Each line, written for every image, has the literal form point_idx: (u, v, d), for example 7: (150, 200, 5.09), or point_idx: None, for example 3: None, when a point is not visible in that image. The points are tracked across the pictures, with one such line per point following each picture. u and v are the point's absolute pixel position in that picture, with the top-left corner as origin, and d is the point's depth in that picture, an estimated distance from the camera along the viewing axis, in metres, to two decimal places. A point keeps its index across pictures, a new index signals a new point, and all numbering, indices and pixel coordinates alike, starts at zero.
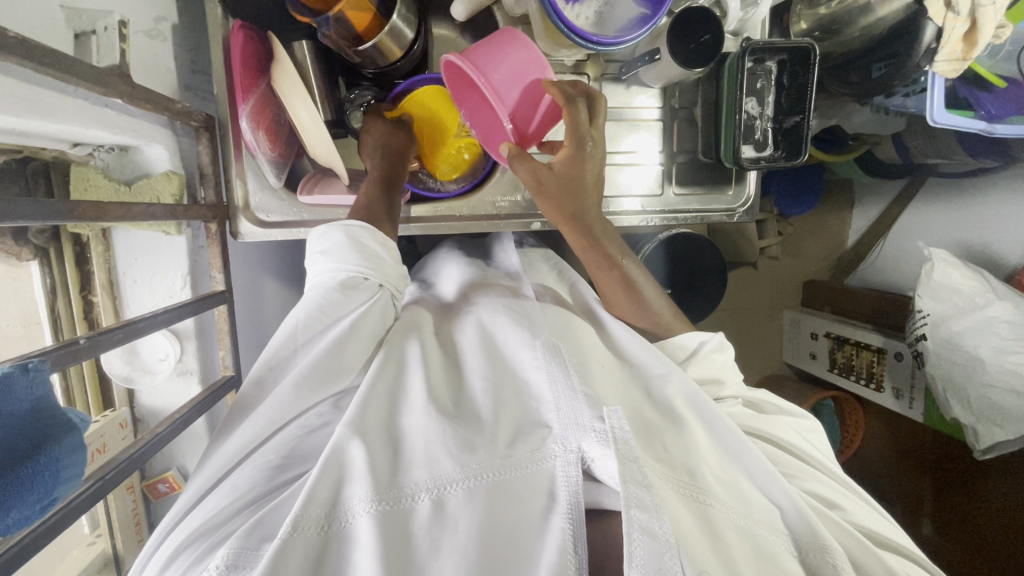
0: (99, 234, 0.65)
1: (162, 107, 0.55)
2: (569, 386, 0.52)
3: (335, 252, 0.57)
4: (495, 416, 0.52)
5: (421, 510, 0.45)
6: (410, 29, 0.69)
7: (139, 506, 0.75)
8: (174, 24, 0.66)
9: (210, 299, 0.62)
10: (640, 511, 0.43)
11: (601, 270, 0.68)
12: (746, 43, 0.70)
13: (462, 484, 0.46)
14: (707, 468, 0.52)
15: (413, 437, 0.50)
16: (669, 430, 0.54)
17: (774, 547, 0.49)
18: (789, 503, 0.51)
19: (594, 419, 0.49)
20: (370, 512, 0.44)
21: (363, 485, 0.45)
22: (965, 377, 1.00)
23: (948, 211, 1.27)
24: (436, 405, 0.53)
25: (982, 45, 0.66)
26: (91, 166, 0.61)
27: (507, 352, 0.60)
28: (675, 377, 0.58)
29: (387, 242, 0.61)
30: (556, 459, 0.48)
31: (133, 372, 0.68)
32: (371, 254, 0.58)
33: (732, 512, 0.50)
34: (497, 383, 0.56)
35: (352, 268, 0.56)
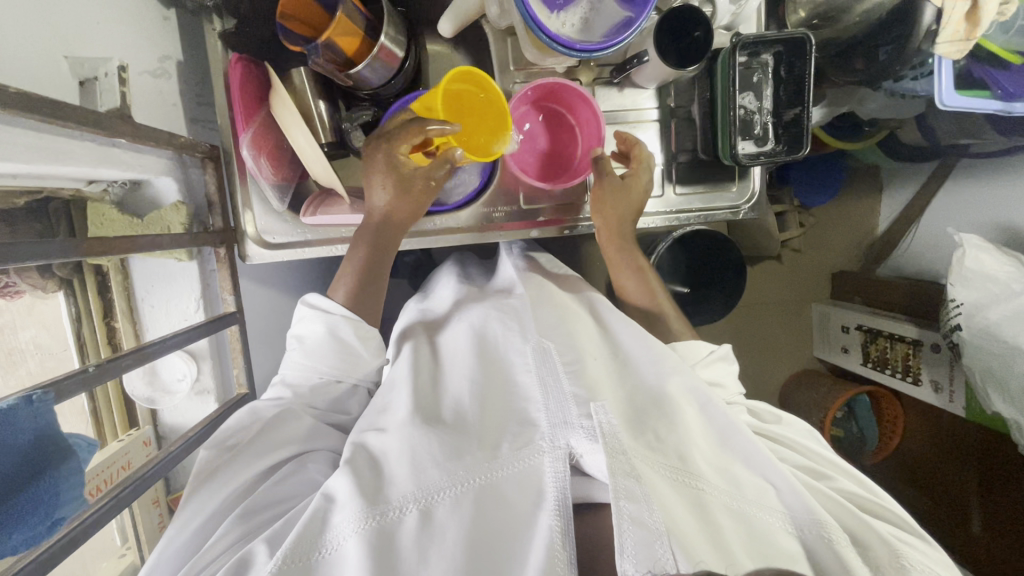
0: (117, 264, 0.69)
1: (165, 143, 0.58)
2: (560, 388, 0.55)
3: (312, 353, 0.63)
4: (481, 419, 0.56)
5: (409, 522, 0.49)
6: (400, 48, 0.71)
7: (165, 520, 0.79)
8: (178, 61, 0.70)
9: (223, 320, 0.66)
10: (629, 502, 0.45)
11: (624, 274, 0.79)
12: (736, 39, 0.69)
13: (450, 491, 0.50)
14: (699, 455, 0.53)
15: (395, 458, 0.53)
16: (662, 419, 0.55)
17: (768, 526, 0.51)
18: (783, 483, 0.52)
19: (581, 417, 0.51)
20: (359, 531, 0.47)
21: (353, 507, 0.49)
22: (1004, 369, 0.95)
23: (984, 191, 1.20)
24: (420, 418, 0.56)
25: (986, 24, 0.63)
26: (106, 201, 0.65)
27: (497, 356, 0.62)
28: (670, 370, 0.58)
29: (370, 335, 0.64)
30: (544, 455, 0.51)
31: (154, 393, 0.72)
32: (349, 357, 0.63)
33: (724, 495, 0.52)
34: (485, 386, 0.59)
35: (328, 373, 0.62)
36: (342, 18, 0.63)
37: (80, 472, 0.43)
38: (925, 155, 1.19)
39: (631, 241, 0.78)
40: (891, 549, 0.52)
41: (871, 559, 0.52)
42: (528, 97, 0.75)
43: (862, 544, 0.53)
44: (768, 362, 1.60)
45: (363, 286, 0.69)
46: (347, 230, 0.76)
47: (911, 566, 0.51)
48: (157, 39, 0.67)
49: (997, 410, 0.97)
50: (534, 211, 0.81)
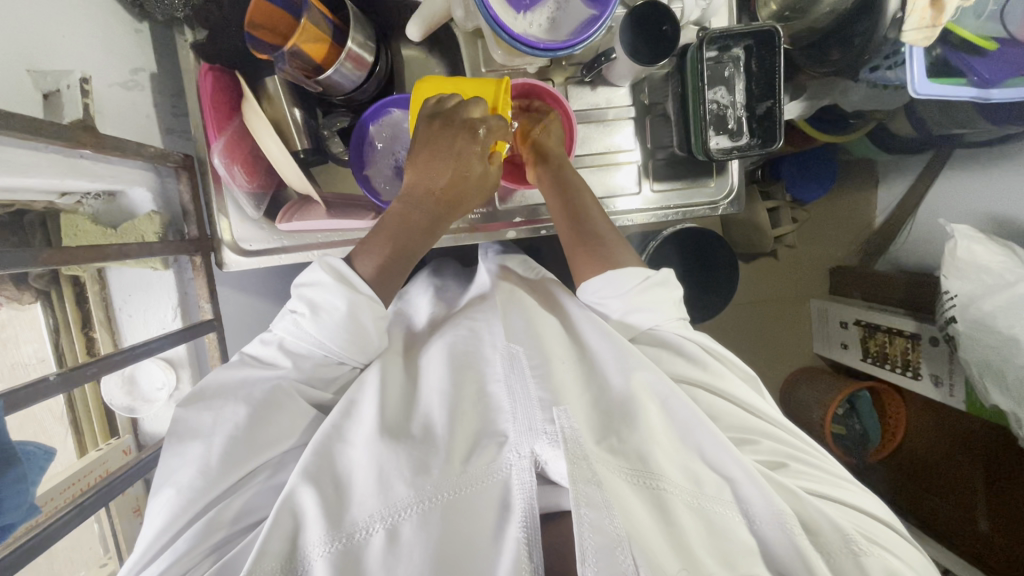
0: (95, 274, 0.70)
1: (133, 153, 0.59)
2: (526, 394, 0.54)
3: (323, 321, 0.58)
4: (449, 430, 0.54)
5: (376, 542, 0.48)
6: (369, 52, 0.72)
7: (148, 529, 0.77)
8: (152, 73, 0.72)
9: (198, 328, 0.67)
10: (589, 509, 0.44)
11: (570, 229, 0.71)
12: (702, 34, 0.68)
13: (415, 508, 0.49)
14: (662, 454, 0.53)
15: (358, 469, 0.52)
16: (623, 421, 0.55)
17: (730, 521, 0.52)
18: (745, 480, 0.53)
19: (545, 422, 0.51)
20: (325, 555, 0.48)
21: (318, 530, 0.49)
22: (1001, 361, 0.93)
23: (980, 182, 1.18)
24: (387, 432, 0.54)
25: (951, 9, 0.63)
26: (80, 213, 0.66)
27: (466, 357, 0.61)
28: (635, 370, 0.58)
29: (381, 317, 0.60)
30: (510, 467, 0.51)
31: (134, 402, 0.72)
32: (360, 333, 0.59)
33: (687, 494, 0.52)
34: (455, 397, 0.57)
35: (336, 350, 0.58)
36: (307, 25, 0.64)
37: (29, 478, 0.44)
38: (917, 146, 1.18)
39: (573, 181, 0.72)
40: (839, 530, 0.55)
41: (821, 543, 0.54)
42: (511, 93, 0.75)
43: (815, 531, 0.55)
44: (767, 360, 1.57)
45: (392, 262, 0.63)
46: (325, 236, 0.76)
47: (863, 552, 0.54)
48: (129, 52, 0.69)
49: (996, 403, 0.96)
50: (511, 212, 0.81)
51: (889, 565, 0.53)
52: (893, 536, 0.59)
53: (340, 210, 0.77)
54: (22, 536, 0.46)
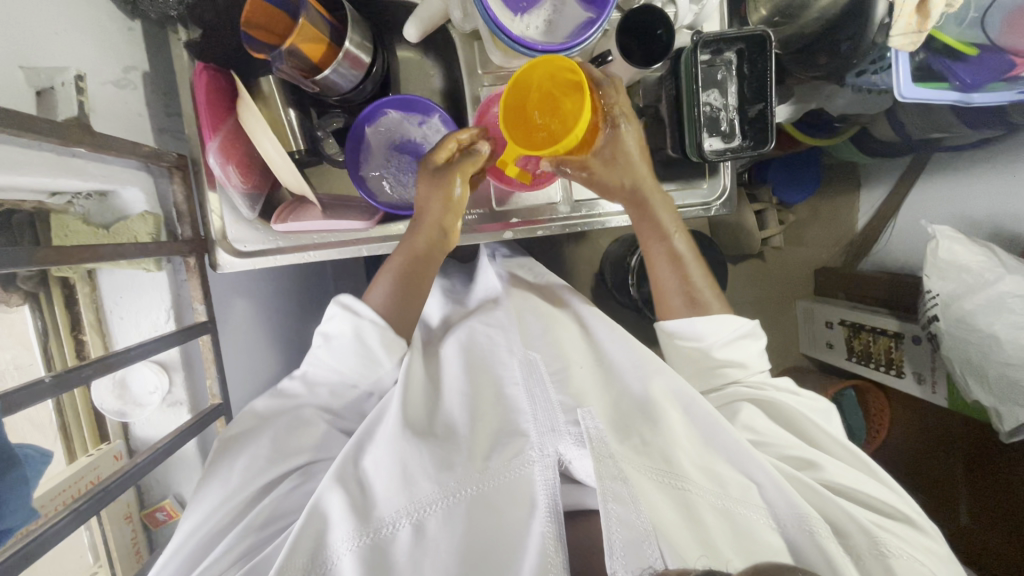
0: (85, 276, 0.69)
1: (127, 152, 0.59)
2: (545, 398, 0.59)
3: (333, 346, 0.65)
4: (471, 431, 0.59)
5: (403, 536, 0.51)
6: (366, 53, 0.72)
7: (138, 536, 0.75)
8: (144, 71, 0.70)
9: (192, 330, 0.66)
10: (616, 504, 0.47)
11: (653, 242, 0.76)
12: (697, 37, 0.69)
13: (439, 505, 0.53)
14: (686, 457, 0.56)
15: (379, 467, 0.56)
16: (647, 423, 0.58)
17: (756, 522, 0.54)
18: (767, 480, 0.55)
19: (568, 423, 0.55)
20: (353, 549, 0.50)
21: (345, 528, 0.52)
22: (983, 357, 0.95)
23: (957, 185, 1.22)
24: (413, 432, 0.58)
25: (936, 16, 0.63)
26: (70, 213, 0.65)
27: (488, 362, 0.66)
28: (654, 374, 0.63)
29: (391, 340, 0.66)
30: (534, 464, 0.54)
31: (125, 406, 0.71)
32: (368, 356, 0.65)
33: (711, 495, 0.54)
34: (474, 397, 0.62)
35: (349, 375, 0.66)
36: (305, 24, 0.64)
37: (23, 481, 0.43)
38: (898, 150, 1.21)
39: (653, 202, 0.75)
40: (856, 529, 0.58)
41: (848, 544, 0.57)
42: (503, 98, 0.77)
43: (844, 533, 0.58)
44: None
45: (403, 292, 0.72)
46: (320, 236, 0.76)
47: (890, 553, 0.56)
48: (121, 49, 0.67)
49: (977, 399, 0.99)
50: (508, 214, 0.82)
51: (916, 566, 0.56)
52: (928, 543, 0.60)
53: (336, 211, 0.77)
54: (13, 544, 0.45)
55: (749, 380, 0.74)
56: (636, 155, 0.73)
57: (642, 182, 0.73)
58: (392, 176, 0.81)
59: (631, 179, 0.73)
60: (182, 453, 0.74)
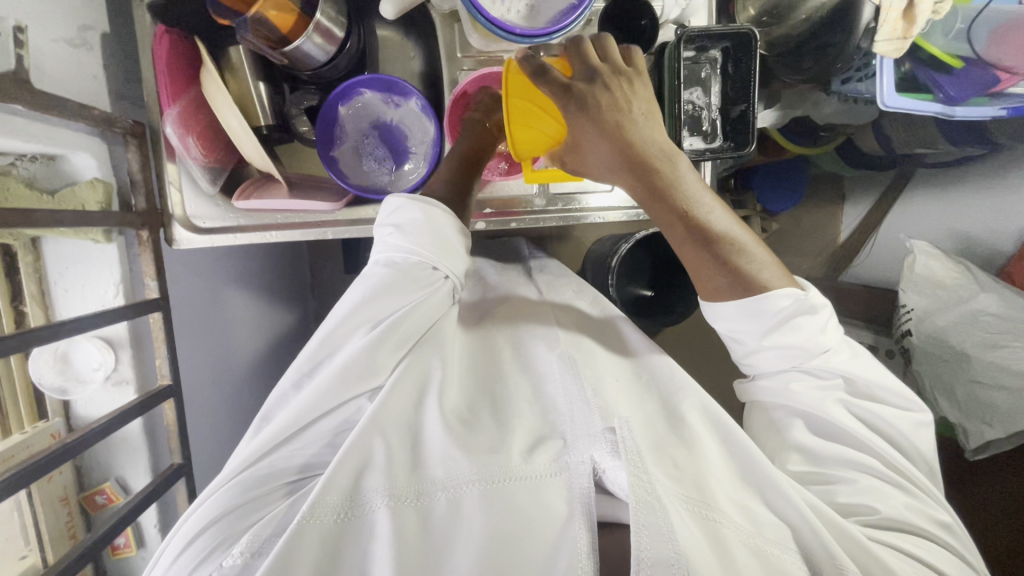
0: (27, 244, 0.65)
1: (72, 113, 0.55)
2: (583, 399, 0.56)
3: (409, 229, 0.59)
4: (514, 425, 0.56)
5: (439, 505, 0.49)
6: (341, 27, 0.69)
7: (75, 519, 0.71)
8: (103, 32, 0.66)
9: (138, 307, 0.62)
10: (645, 516, 0.44)
11: (682, 239, 0.58)
12: (681, 31, 0.67)
13: (477, 485, 0.50)
14: (719, 489, 0.52)
15: (432, 428, 0.54)
16: (683, 447, 0.56)
17: (789, 566, 0.49)
18: (801, 521, 0.51)
19: (606, 431, 0.51)
20: (387, 505, 0.48)
21: (381, 479, 0.50)
22: (953, 374, 0.95)
23: (939, 203, 1.22)
24: (454, 413, 0.56)
25: (921, 21, 0.64)
26: (12, 175, 0.60)
27: (536, 369, 0.64)
28: (692, 392, 0.62)
29: (461, 232, 0.63)
30: (569, 470, 0.51)
31: (66, 384, 0.68)
32: (446, 244, 0.60)
33: (744, 532, 0.49)
34: (512, 397, 0.60)
35: (422, 254, 0.58)
36: None
37: None
38: (883, 164, 1.20)
39: (668, 177, 0.56)
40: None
41: None
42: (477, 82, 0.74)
43: None
44: None
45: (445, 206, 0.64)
46: (283, 217, 0.74)
47: None
48: (76, 6, 0.63)
49: (945, 415, 0.98)
50: (482, 203, 0.80)
51: None
52: None
53: (304, 192, 0.75)
54: None
55: (811, 362, 0.59)
56: (639, 116, 0.56)
57: (644, 148, 0.55)
58: (368, 159, 0.78)
59: (636, 150, 0.55)
60: (126, 435, 0.71)
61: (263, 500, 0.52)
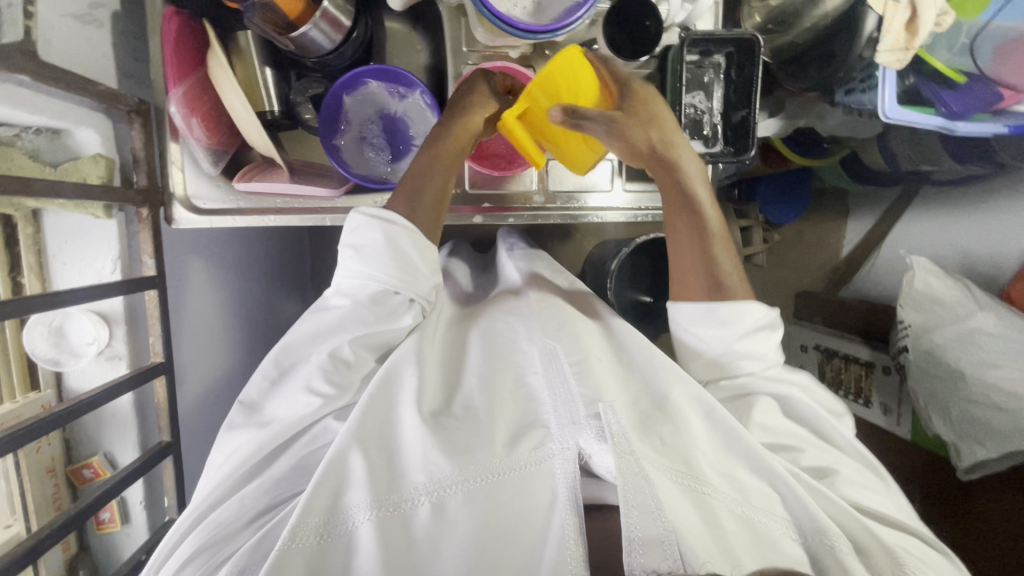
0: (28, 215, 0.66)
1: (79, 88, 0.56)
2: (567, 390, 0.57)
3: (369, 253, 0.61)
4: (492, 414, 0.57)
5: (422, 514, 0.50)
6: (348, 16, 0.70)
7: (61, 491, 0.72)
8: (112, 11, 0.67)
9: (134, 283, 0.63)
10: (634, 502, 0.47)
11: (678, 221, 0.67)
12: (684, 34, 0.68)
13: (460, 486, 0.51)
14: (704, 460, 0.55)
15: (409, 431, 0.55)
16: (666, 424, 0.56)
17: (774, 531, 0.53)
18: (789, 491, 0.54)
19: (589, 418, 0.53)
20: (370, 519, 0.49)
21: (362, 493, 0.50)
22: (947, 392, 0.94)
23: (941, 221, 1.21)
24: (430, 415, 0.56)
25: (925, 32, 0.63)
26: (17, 147, 0.61)
27: (509, 354, 0.64)
28: (675, 377, 0.60)
29: (426, 248, 0.64)
30: (554, 458, 0.52)
31: (60, 355, 0.68)
32: (409, 266, 0.62)
33: (731, 502, 0.53)
34: (496, 386, 0.60)
35: (385, 280, 0.61)
36: None
37: None
38: (886, 179, 1.20)
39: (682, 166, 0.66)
40: (880, 556, 0.54)
41: (872, 565, 0.54)
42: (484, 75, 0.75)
43: (865, 551, 0.55)
44: None
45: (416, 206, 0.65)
46: (283, 201, 0.74)
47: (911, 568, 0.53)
48: None
49: (938, 433, 0.98)
50: (479, 198, 0.80)
51: None
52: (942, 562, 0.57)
53: (304, 177, 0.76)
54: None
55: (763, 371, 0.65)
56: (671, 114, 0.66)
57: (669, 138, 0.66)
58: (367, 146, 0.79)
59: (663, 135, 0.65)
60: (116, 411, 0.71)
61: (235, 530, 0.54)
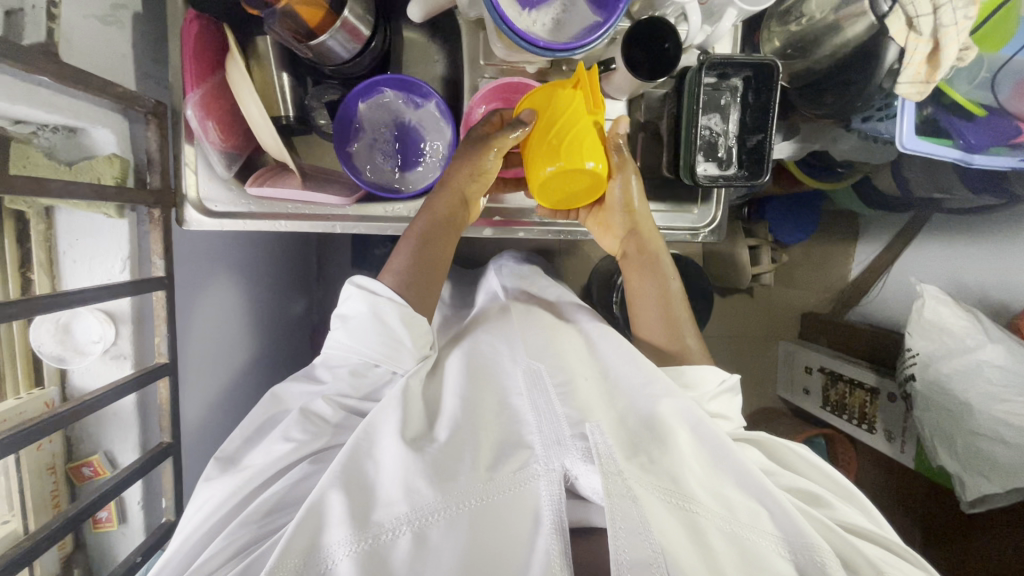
0: (40, 212, 0.66)
1: (98, 89, 0.57)
2: (552, 410, 0.57)
3: (353, 324, 0.64)
4: (478, 436, 0.57)
5: (401, 547, 0.49)
6: (367, 27, 0.70)
7: (60, 489, 0.71)
8: (134, 12, 0.68)
9: (143, 285, 0.63)
10: (623, 523, 0.48)
11: (647, 292, 0.76)
12: (702, 58, 0.68)
13: (440, 514, 0.50)
14: (693, 478, 0.54)
15: (387, 458, 0.55)
16: (655, 442, 0.55)
17: (764, 549, 0.51)
18: (780, 507, 0.53)
19: (575, 438, 0.54)
20: (350, 555, 0.48)
21: (342, 530, 0.49)
22: (953, 424, 0.93)
23: (952, 248, 1.20)
24: (410, 440, 0.56)
25: (946, 67, 0.61)
26: (33, 144, 0.61)
27: (492, 376, 0.65)
28: (662, 395, 0.59)
29: (414, 319, 0.64)
30: (539, 479, 0.53)
31: (65, 353, 0.68)
32: (391, 337, 0.63)
33: (720, 519, 0.52)
34: (479, 407, 0.61)
35: (367, 354, 0.63)
36: None
37: None
38: (898, 205, 1.19)
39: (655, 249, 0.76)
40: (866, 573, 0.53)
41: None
42: (497, 92, 0.76)
43: (855, 568, 0.54)
44: None
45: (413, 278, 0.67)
46: (295, 208, 0.75)
47: None
48: None
49: (943, 464, 0.97)
50: (491, 211, 0.80)
51: None
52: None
53: (316, 182, 0.76)
54: None
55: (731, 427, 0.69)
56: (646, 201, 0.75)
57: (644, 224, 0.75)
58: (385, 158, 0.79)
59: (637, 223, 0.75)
60: (119, 410, 0.71)
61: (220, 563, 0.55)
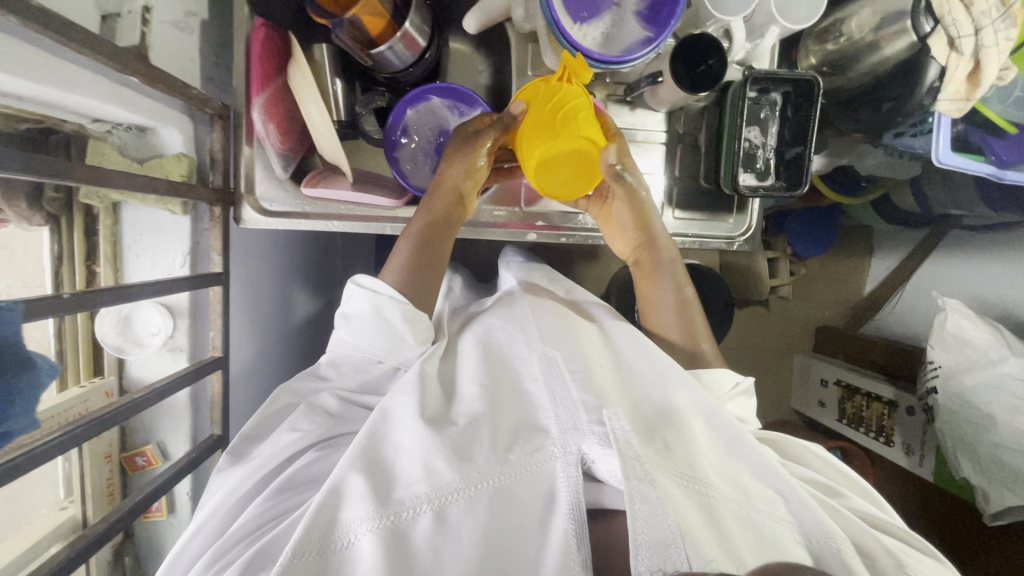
0: (110, 207, 0.68)
1: (177, 90, 0.59)
2: (567, 396, 0.59)
3: (356, 318, 0.66)
4: (492, 416, 0.59)
5: (422, 525, 0.51)
6: (423, 37, 0.73)
7: (114, 477, 0.74)
8: (203, 19, 0.71)
9: (204, 279, 0.66)
10: (641, 504, 0.49)
11: (660, 293, 0.78)
12: (748, 73, 0.71)
13: (462, 493, 0.52)
14: (708, 465, 0.56)
15: (403, 437, 0.56)
16: (670, 430, 0.57)
17: (782, 535, 0.53)
18: (793, 493, 0.55)
19: (591, 423, 0.55)
20: (372, 531, 0.50)
21: (363, 507, 0.51)
22: (976, 435, 0.95)
23: (969, 264, 1.23)
24: (428, 419, 0.57)
25: (986, 86, 0.65)
26: (106, 141, 0.63)
27: (504, 359, 0.66)
28: (678, 387, 0.61)
29: (414, 316, 0.66)
30: (556, 460, 0.55)
31: (124, 343, 0.70)
32: (392, 333, 0.65)
33: (734, 503, 0.54)
34: (497, 391, 0.62)
35: (370, 350, 0.65)
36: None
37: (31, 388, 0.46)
38: (917, 221, 1.21)
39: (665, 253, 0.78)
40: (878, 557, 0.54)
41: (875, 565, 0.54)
42: None
43: (869, 555, 0.55)
44: None
45: (417, 271, 0.70)
46: (347, 209, 0.77)
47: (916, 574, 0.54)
48: None
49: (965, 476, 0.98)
50: (534, 216, 0.83)
51: None
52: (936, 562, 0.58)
53: (363, 184, 0.78)
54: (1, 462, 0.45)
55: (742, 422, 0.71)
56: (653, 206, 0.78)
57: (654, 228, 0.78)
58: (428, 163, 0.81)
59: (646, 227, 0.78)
60: (170, 402, 0.73)
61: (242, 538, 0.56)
